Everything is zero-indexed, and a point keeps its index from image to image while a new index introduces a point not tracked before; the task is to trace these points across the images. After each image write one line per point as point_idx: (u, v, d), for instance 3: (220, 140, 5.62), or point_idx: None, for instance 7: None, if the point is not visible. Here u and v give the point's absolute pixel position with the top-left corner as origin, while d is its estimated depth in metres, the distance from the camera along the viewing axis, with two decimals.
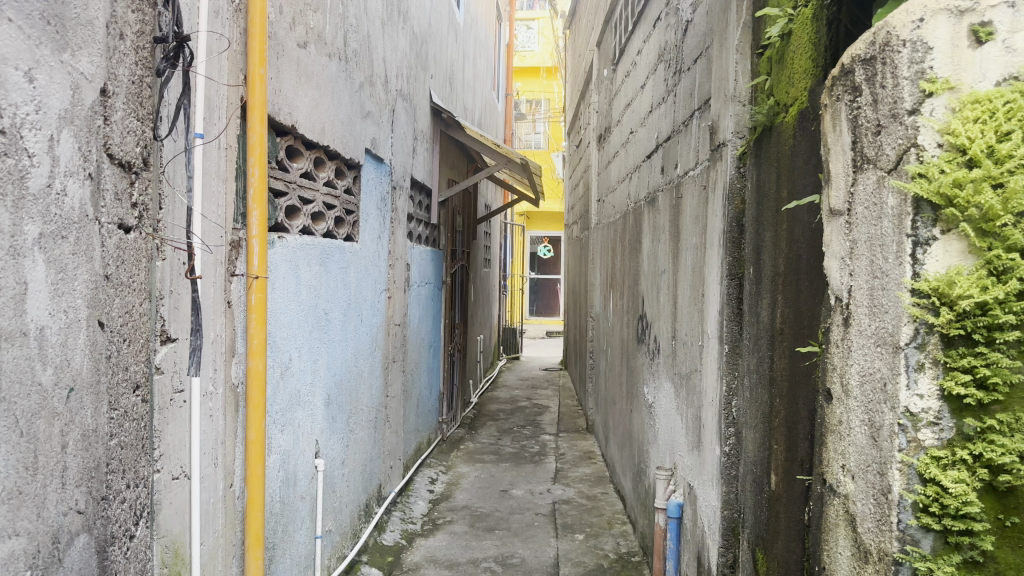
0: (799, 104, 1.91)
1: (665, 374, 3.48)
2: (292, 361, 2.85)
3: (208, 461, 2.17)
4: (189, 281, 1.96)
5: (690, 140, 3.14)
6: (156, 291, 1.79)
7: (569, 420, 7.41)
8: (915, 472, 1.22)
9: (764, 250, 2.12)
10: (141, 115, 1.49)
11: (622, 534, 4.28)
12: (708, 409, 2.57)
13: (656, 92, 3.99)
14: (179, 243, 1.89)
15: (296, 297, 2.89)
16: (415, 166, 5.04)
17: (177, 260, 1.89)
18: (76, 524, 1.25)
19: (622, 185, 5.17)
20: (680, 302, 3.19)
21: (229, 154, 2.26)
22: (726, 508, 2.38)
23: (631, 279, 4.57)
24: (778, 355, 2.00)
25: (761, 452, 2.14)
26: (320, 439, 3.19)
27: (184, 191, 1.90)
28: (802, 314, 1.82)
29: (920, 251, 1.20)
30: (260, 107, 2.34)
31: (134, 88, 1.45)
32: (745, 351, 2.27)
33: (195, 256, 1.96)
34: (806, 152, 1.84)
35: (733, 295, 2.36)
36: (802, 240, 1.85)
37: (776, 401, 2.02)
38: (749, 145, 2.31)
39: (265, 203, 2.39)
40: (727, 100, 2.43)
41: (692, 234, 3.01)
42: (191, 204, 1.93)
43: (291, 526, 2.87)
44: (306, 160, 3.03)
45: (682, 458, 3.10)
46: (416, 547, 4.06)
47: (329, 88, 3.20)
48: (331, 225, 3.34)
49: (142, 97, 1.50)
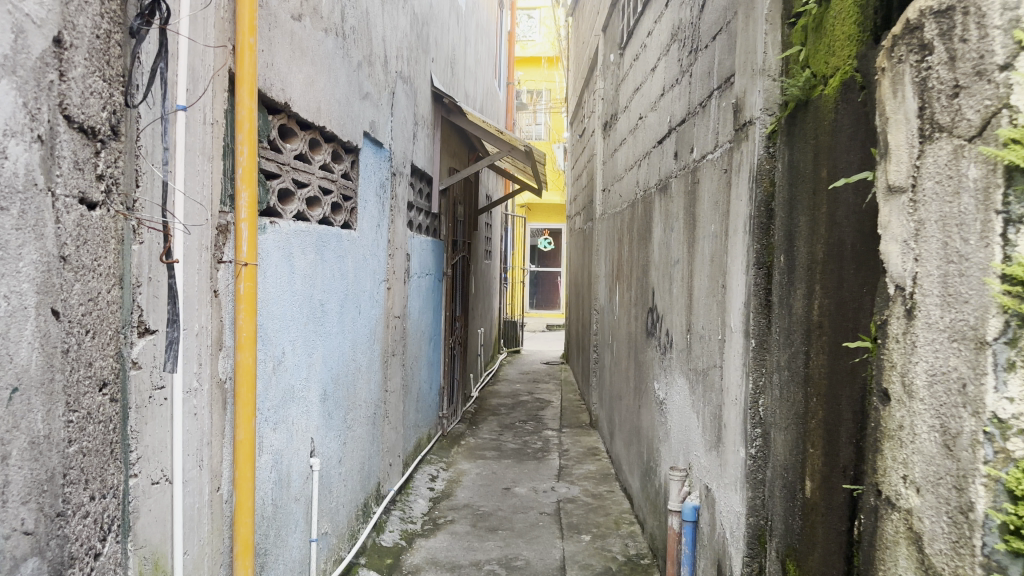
0: (842, 75, 1.73)
1: (679, 369, 3.31)
2: (285, 355, 2.68)
3: (193, 463, 1.99)
4: (166, 266, 1.78)
5: (709, 121, 2.96)
6: (131, 277, 1.61)
7: (572, 415, 7.24)
8: (1004, 488, 1.03)
9: (799, 236, 1.95)
10: (108, 76, 1.33)
11: (630, 535, 4.11)
12: (730, 407, 2.40)
13: (668, 74, 3.81)
14: (155, 224, 1.71)
15: (291, 287, 2.72)
16: (416, 153, 4.85)
17: (152, 243, 1.70)
18: (22, 548, 1.08)
19: (630, 173, 4.99)
20: (696, 293, 3.02)
21: (216, 129, 2.09)
22: (752, 514, 2.21)
23: (640, 271, 4.40)
24: (816, 350, 1.83)
25: (794, 455, 1.97)
26: (316, 438, 3.02)
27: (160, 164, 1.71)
28: (848, 305, 1.67)
29: (1012, 231, 1.02)
30: (250, 79, 2.17)
31: (99, 44, 1.29)
32: (774, 346, 2.10)
33: (172, 238, 1.77)
34: (852, 126, 1.67)
35: (761, 286, 2.19)
36: (845, 224, 1.68)
37: (813, 402, 1.85)
38: (779, 123, 2.13)
39: (255, 184, 2.21)
40: (755, 75, 2.25)
41: (710, 222, 2.83)
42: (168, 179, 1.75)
43: (285, 530, 2.71)
44: (301, 141, 2.85)
45: (699, 458, 2.93)
46: (416, 548, 3.89)
47: (326, 65, 3.02)
48: (328, 211, 3.16)
49: (109, 56, 1.34)
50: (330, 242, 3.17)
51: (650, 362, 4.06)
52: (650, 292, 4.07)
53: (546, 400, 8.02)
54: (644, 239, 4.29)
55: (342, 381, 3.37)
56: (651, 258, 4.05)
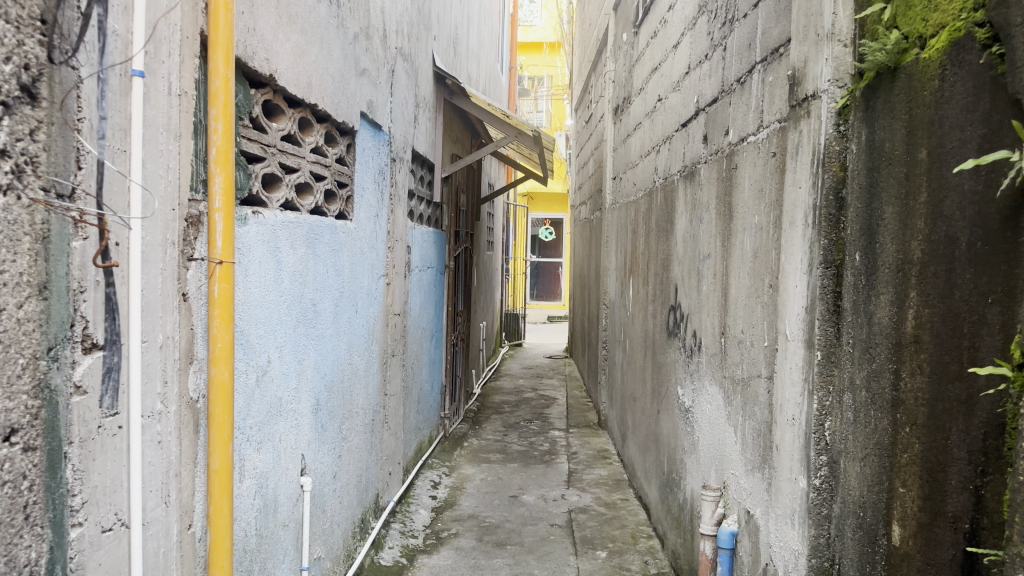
0: (952, 32, 1.40)
1: (711, 376, 2.98)
2: (271, 363, 2.35)
3: (156, 501, 1.67)
4: (103, 270, 1.43)
5: (752, 99, 2.63)
6: (56, 283, 1.30)
7: (579, 414, 6.92)
8: None
9: (888, 229, 1.63)
10: (17, 35, 1.18)
11: (648, 551, 3.80)
12: (784, 427, 2.08)
13: (695, 49, 3.48)
14: (93, 214, 1.39)
15: (278, 286, 2.39)
16: (417, 137, 4.51)
17: (80, 241, 1.35)
18: None
19: (647, 160, 4.64)
20: (733, 291, 2.69)
21: (184, 103, 1.75)
22: (814, 556, 1.90)
23: (659, 264, 4.07)
24: (910, 370, 1.52)
25: (875, 492, 1.66)
26: (307, 455, 2.70)
27: (93, 138, 1.38)
28: (959, 317, 1.36)
29: None
30: (226, 43, 1.83)
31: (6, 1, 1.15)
32: (850, 360, 1.78)
33: (109, 232, 1.43)
34: (970, 95, 1.34)
35: (829, 289, 1.87)
36: (959, 217, 1.37)
37: (905, 432, 1.53)
38: (855, 97, 1.81)
39: (231, 167, 1.87)
40: (819, 41, 1.93)
41: (753, 213, 2.51)
42: (102, 155, 1.41)
43: (270, 562, 2.38)
44: (290, 119, 2.51)
45: (738, 476, 2.61)
46: (419, 567, 3.57)
47: (318, 35, 2.67)
48: (320, 200, 2.83)
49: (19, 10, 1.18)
50: (323, 234, 2.83)
51: (671, 364, 3.74)
52: (672, 289, 3.74)
53: (551, 397, 7.70)
54: (664, 230, 3.96)
55: (337, 388, 3.05)
56: (673, 251, 3.72)
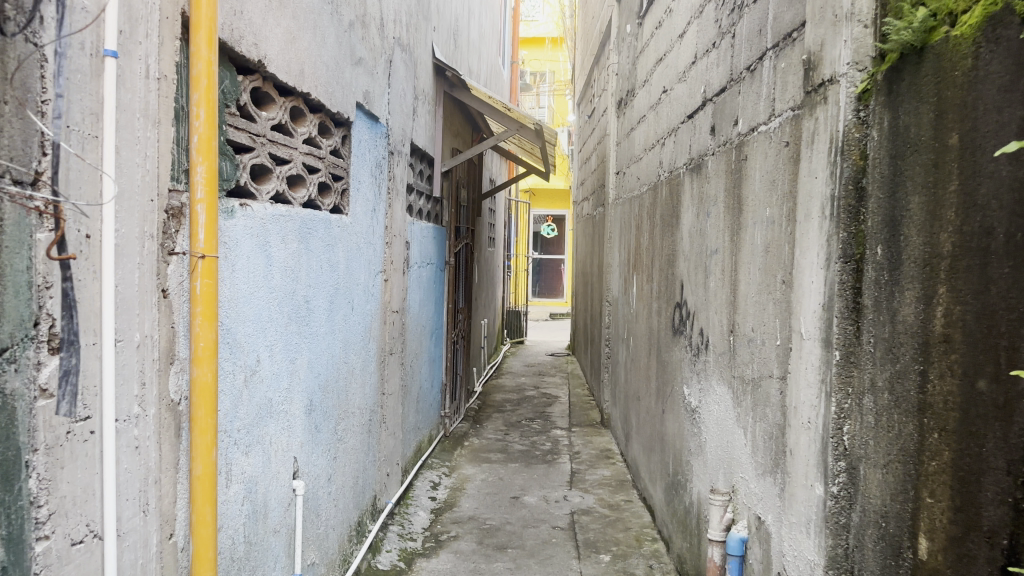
0: (987, 6, 1.30)
1: (719, 376, 2.87)
2: (261, 362, 2.25)
3: (134, 510, 1.57)
4: (62, 265, 1.32)
5: (763, 87, 2.53)
6: (8, 275, 1.20)
7: (582, 413, 6.81)
8: None
9: (913, 221, 1.53)
10: None
11: (653, 554, 3.69)
12: (799, 430, 1.98)
13: (702, 38, 3.37)
14: (48, 202, 1.28)
15: (268, 282, 2.29)
16: (416, 131, 4.41)
17: (35, 230, 1.25)
18: None
19: (651, 153, 4.53)
20: (743, 288, 2.59)
21: (163, 87, 1.65)
22: (831, 567, 1.80)
23: (665, 259, 3.96)
24: (939, 371, 1.41)
25: (898, 501, 1.56)
26: (300, 458, 2.60)
27: (48, 119, 1.28)
28: (995, 314, 1.26)
29: None
30: (209, 24, 1.72)
31: None
32: (872, 361, 1.68)
33: (65, 223, 1.32)
34: (1008, 73, 1.24)
35: (848, 285, 1.76)
36: (995, 205, 1.26)
37: (933, 438, 1.43)
38: (877, 81, 1.70)
39: (215, 156, 1.77)
40: (837, 22, 1.83)
41: (765, 206, 2.40)
42: (60, 139, 1.30)
43: (260, 570, 2.28)
44: (280, 108, 2.40)
45: (748, 480, 2.50)
46: (417, 571, 3.47)
47: (311, 21, 2.57)
48: (314, 193, 2.72)
49: None
50: (316, 229, 2.73)
51: (677, 363, 3.64)
52: (677, 285, 3.63)
53: (553, 395, 7.59)
54: (669, 225, 3.85)
55: (332, 388, 2.95)
56: (678, 246, 3.61)
